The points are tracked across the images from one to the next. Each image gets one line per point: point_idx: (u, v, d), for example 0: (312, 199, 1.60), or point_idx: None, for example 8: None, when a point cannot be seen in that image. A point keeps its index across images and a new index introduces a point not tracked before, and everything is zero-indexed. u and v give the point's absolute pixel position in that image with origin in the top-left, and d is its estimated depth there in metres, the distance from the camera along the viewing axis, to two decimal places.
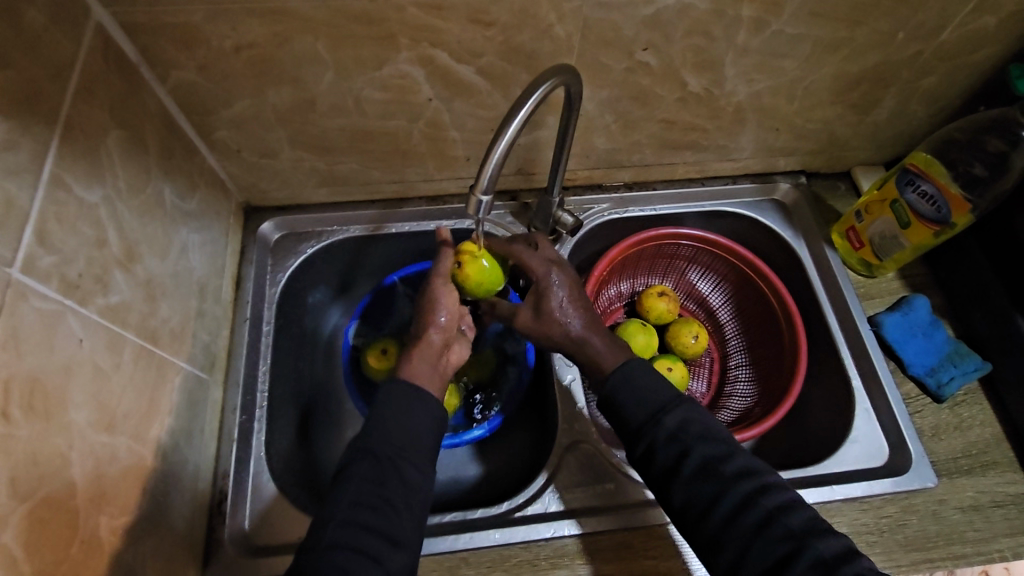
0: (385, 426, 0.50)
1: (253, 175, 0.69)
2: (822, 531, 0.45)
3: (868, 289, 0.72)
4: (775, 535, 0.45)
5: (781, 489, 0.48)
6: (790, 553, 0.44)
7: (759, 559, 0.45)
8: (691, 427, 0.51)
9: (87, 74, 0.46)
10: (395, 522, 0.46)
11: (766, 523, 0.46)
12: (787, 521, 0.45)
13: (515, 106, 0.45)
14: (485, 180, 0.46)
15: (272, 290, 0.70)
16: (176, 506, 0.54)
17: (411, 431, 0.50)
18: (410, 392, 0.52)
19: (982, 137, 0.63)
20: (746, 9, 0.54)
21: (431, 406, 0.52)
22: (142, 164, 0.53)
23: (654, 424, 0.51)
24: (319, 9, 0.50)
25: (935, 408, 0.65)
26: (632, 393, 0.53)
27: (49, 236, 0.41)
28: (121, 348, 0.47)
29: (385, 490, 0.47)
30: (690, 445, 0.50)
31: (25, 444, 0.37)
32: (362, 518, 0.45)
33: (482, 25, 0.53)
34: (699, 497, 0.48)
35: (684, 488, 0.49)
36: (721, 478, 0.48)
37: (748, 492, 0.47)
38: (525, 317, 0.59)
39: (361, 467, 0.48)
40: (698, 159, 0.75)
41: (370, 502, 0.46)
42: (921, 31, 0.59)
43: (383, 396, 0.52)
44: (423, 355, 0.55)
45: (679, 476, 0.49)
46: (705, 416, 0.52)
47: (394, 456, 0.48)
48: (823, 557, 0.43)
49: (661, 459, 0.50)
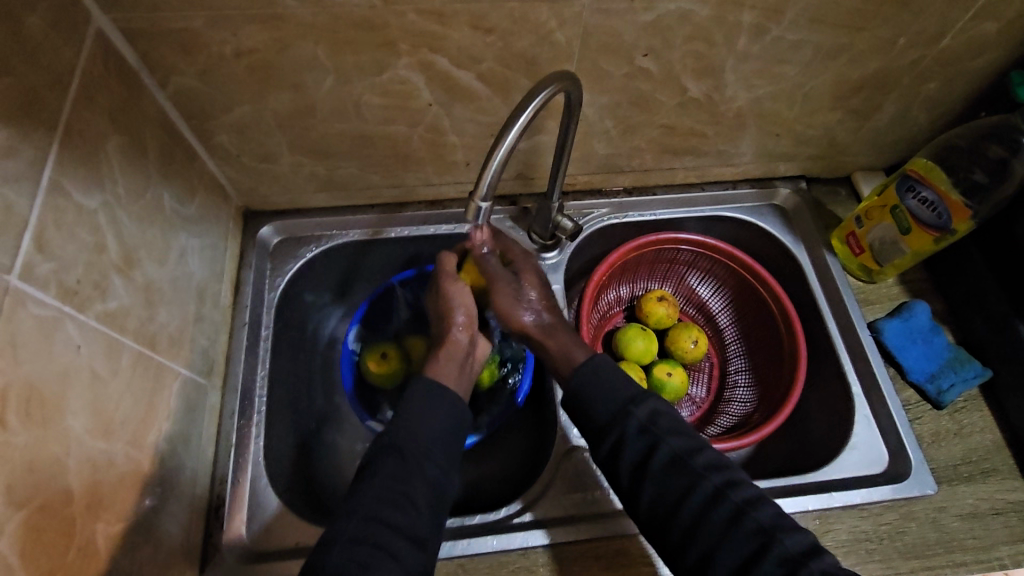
0: (410, 423, 0.50)
1: (253, 180, 0.69)
2: (789, 527, 0.47)
3: (868, 294, 0.72)
4: (747, 529, 0.46)
5: (746, 483, 0.49)
6: (760, 547, 0.45)
7: (730, 552, 0.46)
8: (662, 421, 0.52)
9: (86, 78, 0.46)
10: (416, 520, 0.46)
11: (737, 517, 0.47)
12: (757, 515, 0.47)
13: (515, 112, 0.45)
14: (485, 186, 0.47)
15: (271, 294, 0.70)
16: (174, 512, 0.53)
17: (435, 430, 0.51)
18: (437, 391, 0.52)
19: (982, 144, 0.63)
20: (746, 15, 0.54)
21: (455, 404, 0.52)
22: (141, 169, 0.53)
23: (625, 417, 0.52)
24: (319, 15, 0.50)
25: (935, 415, 0.65)
26: (601, 388, 0.54)
27: (48, 242, 0.41)
28: (119, 353, 0.47)
29: (408, 487, 0.47)
30: (661, 438, 0.51)
31: (22, 451, 0.37)
32: (383, 515, 0.45)
33: (482, 31, 0.53)
34: (670, 491, 0.49)
35: (655, 482, 0.50)
36: (692, 470, 0.49)
37: (718, 485, 0.48)
38: (507, 280, 0.60)
39: (385, 463, 0.48)
40: (698, 164, 0.74)
41: (392, 499, 0.46)
42: (922, 37, 0.59)
43: (409, 392, 0.53)
44: (449, 357, 0.57)
45: (649, 470, 0.50)
46: (675, 412, 0.54)
47: (418, 454, 0.49)
48: (790, 552, 0.45)
49: (631, 453, 0.51)
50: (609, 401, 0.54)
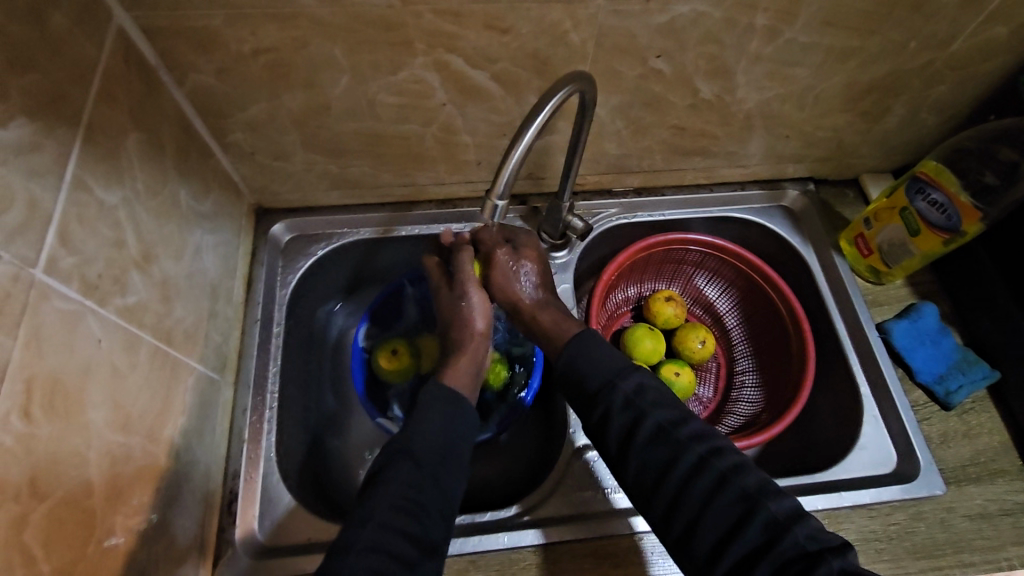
0: (424, 430, 0.50)
1: (266, 177, 0.69)
2: (775, 492, 0.46)
3: (876, 296, 0.72)
4: (731, 496, 0.46)
5: (732, 452, 0.49)
6: (745, 513, 0.45)
7: (714, 521, 0.45)
8: (646, 393, 0.51)
9: (107, 75, 0.46)
10: (429, 528, 0.46)
11: (722, 485, 0.46)
12: (742, 481, 0.46)
13: (532, 111, 0.46)
14: (502, 185, 0.47)
15: (283, 291, 0.70)
16: (187, 505, 0.54)
17: (449, 437, 0.51)
18: (455, 399, 0.53)
19: (993, 147, 0.64)
20: (759, 18, 0.55)
21: (469, 415, 0.53)
22: (158, 166, 0.53)
23: (610, 390, 0.52)
24: (337, 14, 0.50)
25: (943, 416, 0.65)
26: (586, 363, 0.54)
27: (71, 237, 0.41)
28: (137, 348, 0.48)
29: (422, 495, 0.47)
30: (645, 410, 0.50)
31: (46, 443, 0.37)
32: (399, 522, 0.44)
33: (498, 31, 0.53)
34: (656, 462, 0.49)
35: (640, 454, 0.49)
36: (676, 441, 0.49)
37: (703, 454, 0.48)
38: (504, 248, 0.61)
39: (400, 469, 0.47)
40: (708, 164, 0.75)
41: (407, 506, 0.45)
42: (933, 40, 0.59)
43: (423, 401, 0.53)
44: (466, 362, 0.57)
45: (634, 441, 0.50)
46: (660, 384, 0.53)
47: (433, 462, 0.48)
48: (776, 517, 0.44)
49: (616, 426, 0.51)
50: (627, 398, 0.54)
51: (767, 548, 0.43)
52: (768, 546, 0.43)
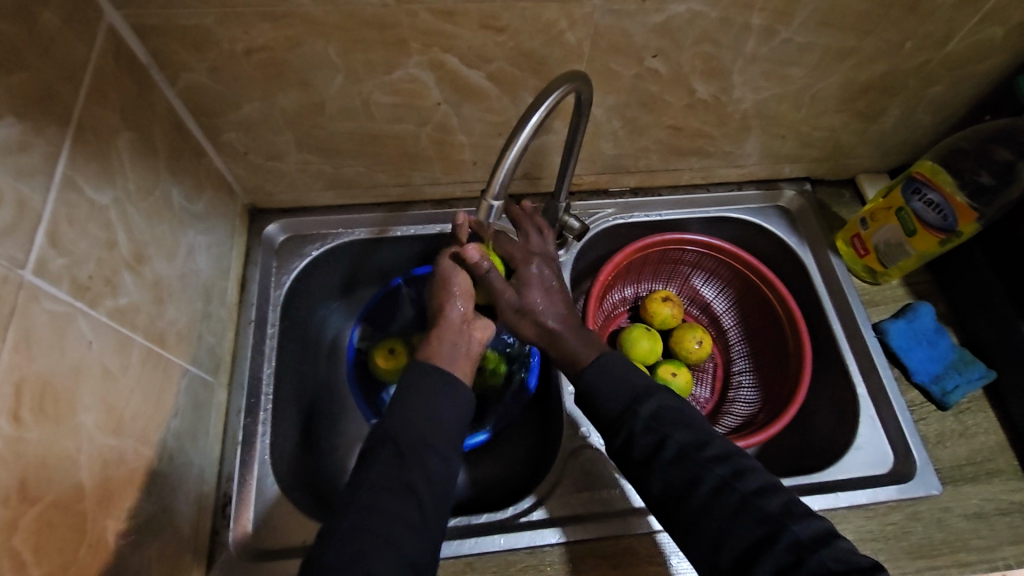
0: (407, 411, 0.49)
1: (260, 177, 0.69)
2: (802, 514, 0.45)
3: (873, 296, 0.72)
4: (753, 518, 0.45)
5: (756, 473, 0.48)
6: (768, 536, 0.44)
7: (738, 543, 0.45)
8: (669, 414, 0.51)
9: (98, 75, 0.46)
10: (418, 509, 0.46)
11: (744, 507, 0.46)
12: (764, 503, 0.46)
13: (528, 111, 0.45)
14: (498, 185, 0.47)
15: (278, 292, 0.70)
16: (181, 507, 0.53)
17: (434, 414, 0.50)
18: (435, 376, 0.51)
19: (988, 146, 0.64)
20: (756, 17, 0.54)
21: (455, 390, 0.51)
22: (150, 165, 0.53)
23: (632, 411, 0.52)
24: (332, 12, 0.50)
25: (940, 416, 0.65)
26: (608, 382, 0.54)
27: (61, 238, 0.41)
28: (129, 350, 0.47)
29: (408, 476, 0.46)
30: (667, 431, 0.50)
31: (35, 447, 0.37)
32: (384, 505, 0.45)
33: (493, 30, 0.53)
34: (679, 483, 0.49)
35: (663, 474, 0.49)
36: (698, 463, 0.48)
37: (724, 476, 0.47)
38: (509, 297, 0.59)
39: (383, 453, 0.47)
40: (704, 165, 0.75)
41: (393, 489, 0.46)
42: (929, 41, 0.59)
43: (405, 381, 0.52)
44: (444, 334, 0.55)
45: (657, 462, 0.49)
46: (684, 402, 0.53)
47: (416, 442, 0.48)
48: (800, 538, 0.44)
49: (639, 447, 0.50)
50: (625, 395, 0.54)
51: (791, 570, 0.43)
52: (792, 567, 0.43)
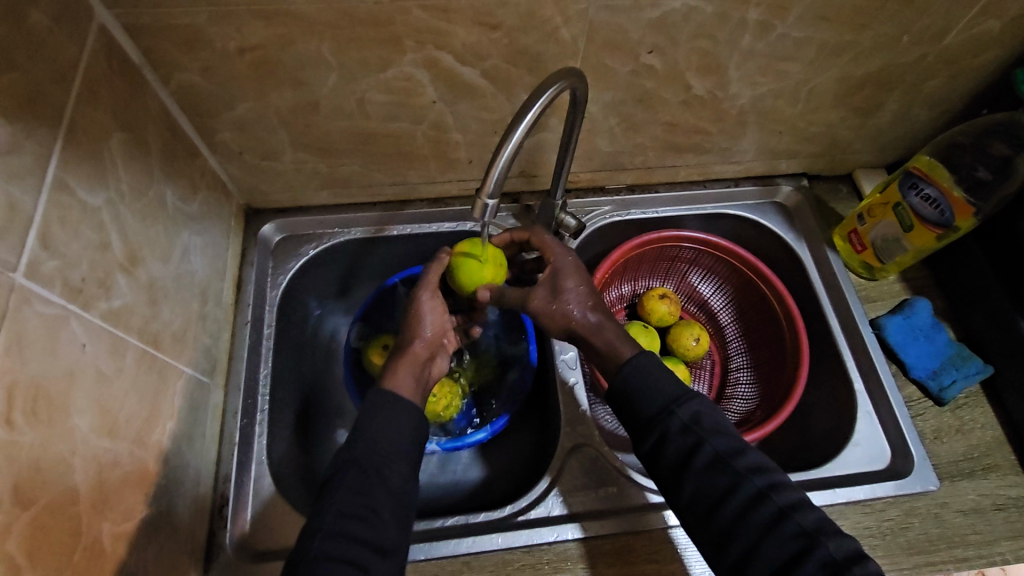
0: (372, 433, 0.50)
1: (254, 177, 0.68)
2: (822, 528, 0.45)
3: (870, 291, 0.72)
4: (788, 533, 0.45)
5: (790, 487, 0.48)
6: (802, 551, 0.44)
7: (770, 557, 0.45)
8: (705, 421, 0.51)
9: (89, 76, 0.46)
10: (382, 531, 0.46)
11: (778, 520, 0.46)
12: (800, 519, 0.46)
13: (521, 109, 0.44)
14: (493, 183, 0.45)
15: (273, 292, 0.70)
16: (178, 511, 0.53)
17: (395, 442, 0.50)
18: (394, 399, 0.52)
19: (987, 141, 0.64)
20: (751, 13, 0.54)
21: (415, 417, 0.52)
22: (143, 165, 0.52)
23: (667, 414, 0.51)
24: (324, 10, 0.50)
25: (937, 411, 0.65)
26: (641, 384, 0.53)
27: (53, 239, 0.41)
28: (124, 351, 0.47)
29: (372, 500, 0.47)
30: (704, 437, 0.50)
31: (28, 450, 0.36)
32: (351, 530, 0.45)
33: (488, 28, 0.53)
34: (711, 490, 0.48)
35: (697, 480, 0.49)
36: (734, 472, 0.48)
37: (761, 487, 0.47)
38: (541, 294, 0.59)
39: (348, 476, 0.47)
40: (701, 161, 0.75)
41: (356, 513, 0.46)
42: (925, 35, 0.59)
43: (370, 402, 0.52)
44: (409, 364, 0.56)
45: (691, 468, 0.49)
46: (715, 411, 0.53)
47: (380, 465, 0.48)
48: (834, 557, 0.43)
49: (672, 450, 0.50)
50: (626, 385, 0.54)
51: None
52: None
